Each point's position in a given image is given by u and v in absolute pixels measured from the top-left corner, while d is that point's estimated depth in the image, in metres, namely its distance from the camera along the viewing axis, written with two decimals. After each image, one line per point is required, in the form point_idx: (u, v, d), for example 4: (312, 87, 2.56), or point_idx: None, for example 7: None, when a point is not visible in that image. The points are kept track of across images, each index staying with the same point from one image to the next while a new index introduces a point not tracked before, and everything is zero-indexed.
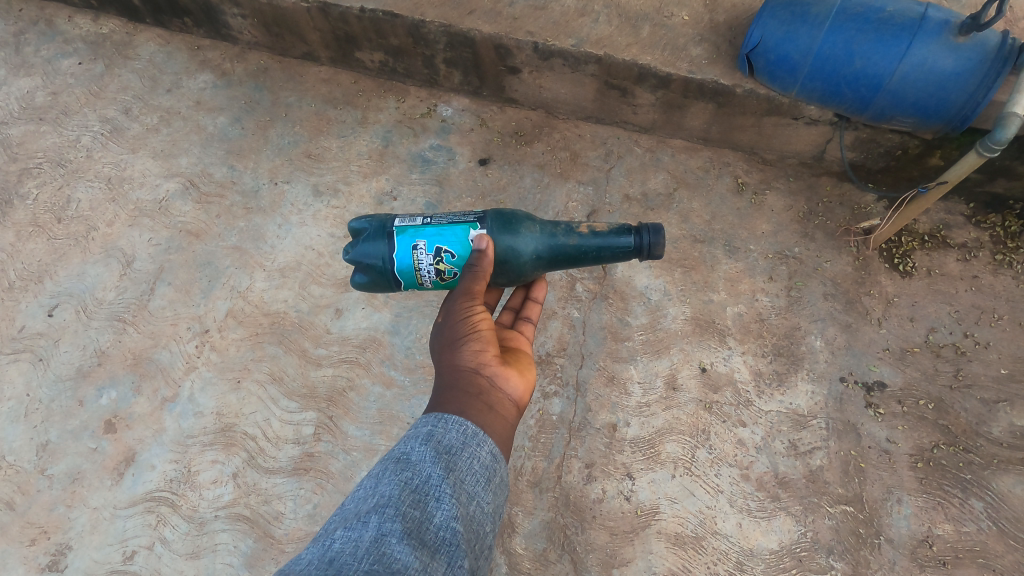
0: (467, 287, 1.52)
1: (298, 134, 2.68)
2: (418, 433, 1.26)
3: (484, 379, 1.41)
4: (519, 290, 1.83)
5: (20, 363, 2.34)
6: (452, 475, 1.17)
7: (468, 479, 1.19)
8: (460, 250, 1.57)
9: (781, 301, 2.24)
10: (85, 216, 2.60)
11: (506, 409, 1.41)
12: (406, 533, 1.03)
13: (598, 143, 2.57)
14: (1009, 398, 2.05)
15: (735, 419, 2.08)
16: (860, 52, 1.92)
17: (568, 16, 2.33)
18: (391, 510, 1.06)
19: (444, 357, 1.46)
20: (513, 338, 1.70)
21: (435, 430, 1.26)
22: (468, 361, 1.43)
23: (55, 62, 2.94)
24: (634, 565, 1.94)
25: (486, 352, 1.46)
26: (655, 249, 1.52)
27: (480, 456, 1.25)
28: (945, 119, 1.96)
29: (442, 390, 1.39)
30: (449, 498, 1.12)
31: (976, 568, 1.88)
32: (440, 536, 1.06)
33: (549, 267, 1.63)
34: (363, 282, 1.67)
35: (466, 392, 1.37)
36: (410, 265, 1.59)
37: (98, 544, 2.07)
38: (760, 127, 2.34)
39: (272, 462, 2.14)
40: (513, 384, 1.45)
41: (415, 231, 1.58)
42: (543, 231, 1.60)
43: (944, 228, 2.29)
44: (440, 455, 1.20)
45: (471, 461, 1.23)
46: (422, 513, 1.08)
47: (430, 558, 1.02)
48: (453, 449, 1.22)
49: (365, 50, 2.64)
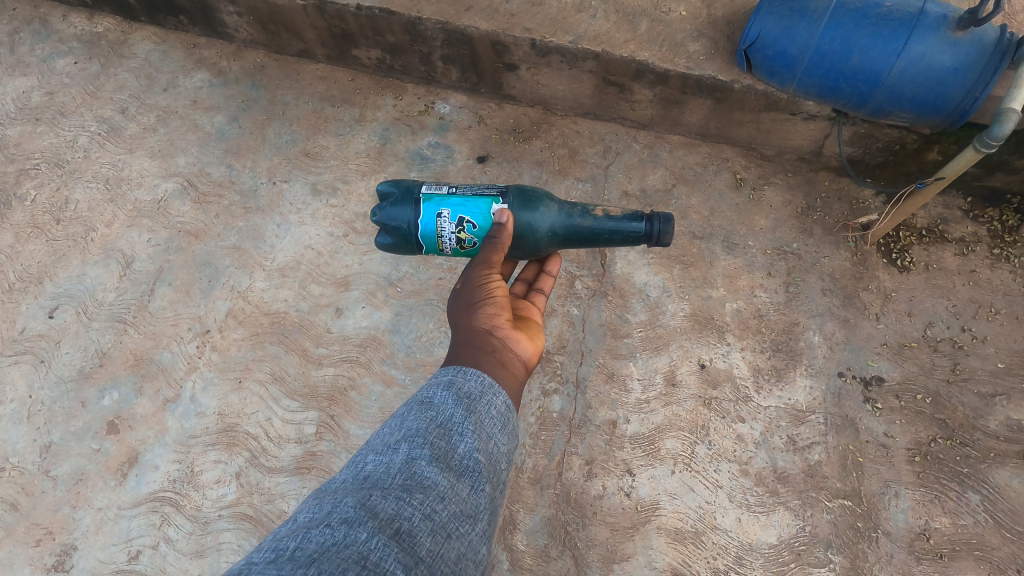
0: (486, 256, 1.52)
1: (296, 133, 2.68)
2: (439, 380, 1.28)
3: (497, 340, 1.41)
4: (533, 263, 1.82)
5: (21, 365, 2.34)
6: (474, 416, 1.21)
7: (487, 420, 1.23)
8: (482, 221, 1.59)
9: (780, 296, 2.25)
10: (83, 217, 2.60)
11: (516, 368, 1.41)
12: (434, 458, 1.10)
13: (596, 140, 2.57)
14: (1006, 392, 2.06)
15: (734, 415, 2.10)
16: (859, 47, 1.92)
17: (565, 11, 2.33)
18: (419, 439, 1.12)
19: (460, 319, 1.46)
20: (525, 307, 1.68)
21: (455, 379, 1.28)
22: (483, 323, 1.43)
23: (50, 61, 2.93)
24: (634, 561, 1.96)
25: (500, 316, 1.46)
26: (664, 237, 1.55)
27: (496, 404, 1.26)
28: (944, 114, 1.96)
29: (456, 347, 1.40)
30: (471, 433, 1.17)
31: (973, 560, 1.90)
32: (464, 463, 1.12)
33: (562, 245, 1.66)
34: (387, 243, 1.69)
35: (481, 348, 1.38)
36: (433, 232, 1.61)
37: (103, 544, 2.09)
38: (758, 123, 2.34)
39: (274, 461, 2.16)
40: (524, 346, 1.44)
41: (441, 199, 1.60)
42: (561, 210, 1.62)
43: (943, 223, 2.29)
44: (461, 399, 1.23)
45: (490, 408, 1.25)
46: (447, 442, 1.13)
47: (456, 480, 1.09)
48: (473, 396, 1.25)
49: (362, 47, 2.63)
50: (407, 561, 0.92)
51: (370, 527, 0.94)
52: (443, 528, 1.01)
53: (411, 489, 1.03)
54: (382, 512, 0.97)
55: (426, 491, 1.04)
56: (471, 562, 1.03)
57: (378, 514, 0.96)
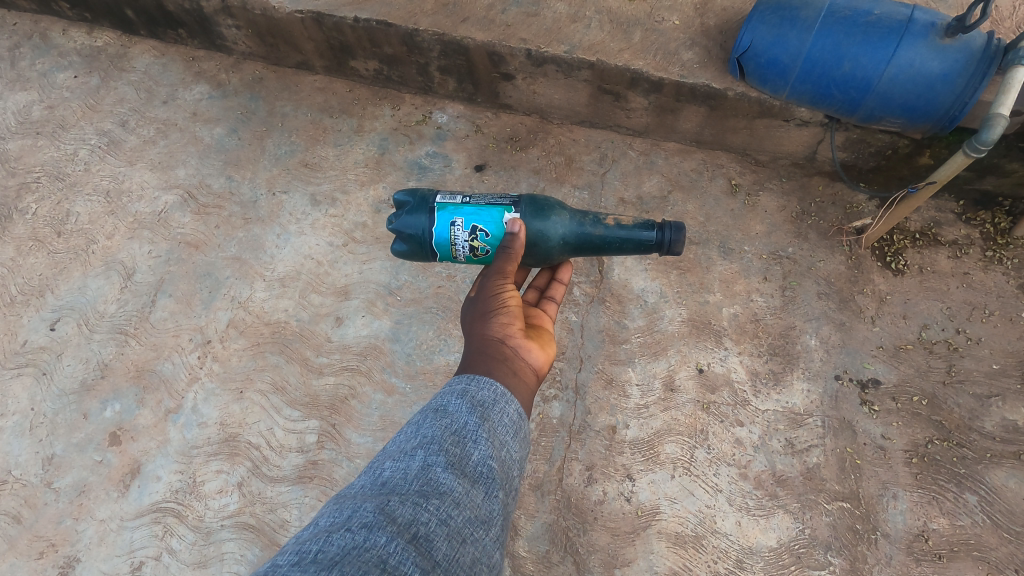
0: (500, 267, 1.53)
1: (295, 144, 2.70)
2: (453, 389, 1.30)
3: (509, 348, 1.43)
4: (545, 271, 1.83)
5: (23, 378, 2.35)
6: (487, 423, 1.23)
7: (499, 428, 1.24)
8: (495, 230, 1.61)
9: (776, 301, 2.27)
10: (84, 230, 2.61)
11: (527, 376, 1.42)
12: (449, 464, 1.11)
13: (592, 148, 2.60)
14: (1002, 393, 2.08)
15: (732, 419, 2.11)
16: (849, 55, 1.96)
17: (560, 22, 2.37)
18: (435, 446, 1.14)
19: (473, 328, 1.48)
20: (537, 314, 1.69)
21: (469, 387, 1.30)
22: (495, 332, 1.45)
23: (50, 75, 2.96)
24: (635, 566, 1.97)
25: (513, 325, 1.48)
26: (675, 246, 1.57)
27: (509, 413, 1.28)
28: (934, 120, 1.99)
29: (469, 355, 1.42)
30: (485, 440, 1.19)
31: (972, 561, 1.91)
32: (478, 469, 1.14)
33: (573, 253, 1.68)
34: (403, 250, 1.72)
35: (493, 357, 1.40)
36: (447, 240, 1.63)
37: (106, 556, 2.09)
38: (752, 130, 2.37)
39: (276, 471, 2.17)
40: (535, 354, 1.46)
41: (455, 208, 1.62)
42: (573, 219, 1.64)
43: (935, 226, 2.32)
44: (475, 407, 1.25)
45: (502, 415, 1.27)
46: (462, 449, 1.15)
47: (470, 486, 1.10)
48: (486, 404, 1.27)
49: (360, 59, 2.66)
50: (425, 564, 0.94)
51: (389, 531, 0.95)
52: (459, 533, 1.02)
53: (428, 494, 1.04)
54: (401, 517, 0.98)
55: (442, 496, 1.05)
56: (485, 566, 1.04)
57: (397, 519, 0.98)
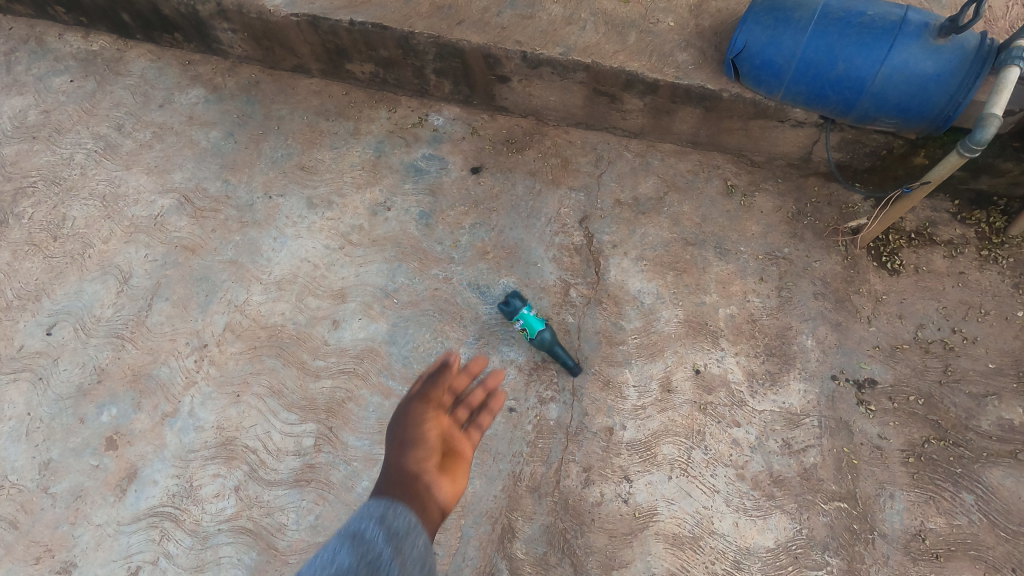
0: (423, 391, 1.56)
1: (291, 147, 2.70)
2: (370, 514, 1.23)
3: (421, 483, 1.37)
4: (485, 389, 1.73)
5: (20, 383, 2.35)
6: (401, 557, 1.13)
7: (413, 561, 1.15)
8: None
9: (772, 301, 2.27)
10: (81, 234, 2.61)
11: (438, 513, 1.36)
12: None
13: (588, 149, 2.60)
14: (998, 392, 2.08)
15: (729, 420, 2.11)
16: (843, 56, 1.97)
17: (555, 24, 2.38)
18: None
19: (391, 454, 1.44)
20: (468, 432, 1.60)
21: (386, 514, 1.23)
22: (411, 463, 1.41)
23: (46, 80, 2.96)
24: (633, 567, 1.97)
25: (429, 459, 1.43)
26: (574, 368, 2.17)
27: (418, 545, 1.20)
28: (928, 120, 2.00)
29: (384, 481, 1.36)
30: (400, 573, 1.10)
31: (969, 560, 1.91)
32: None
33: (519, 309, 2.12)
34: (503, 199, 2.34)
35: (403, 488, 1.33)
36: None
37: (103, 561, 2.09)
38: (747, 130, 2.37)
39: (273, 474, 2.16)
40: (447, 489, 1.39)
41: None
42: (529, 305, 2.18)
43: (931, 226, 2.33)
44: (389, 540, 1.16)
45: (414, 548, 1.18)
46: None
47: None
48: (399, 536, 1.18)
49: (355, 61, 2.67)
50: None
51: None
52: None
53: None
54: None
55: None
56: None
57: None
